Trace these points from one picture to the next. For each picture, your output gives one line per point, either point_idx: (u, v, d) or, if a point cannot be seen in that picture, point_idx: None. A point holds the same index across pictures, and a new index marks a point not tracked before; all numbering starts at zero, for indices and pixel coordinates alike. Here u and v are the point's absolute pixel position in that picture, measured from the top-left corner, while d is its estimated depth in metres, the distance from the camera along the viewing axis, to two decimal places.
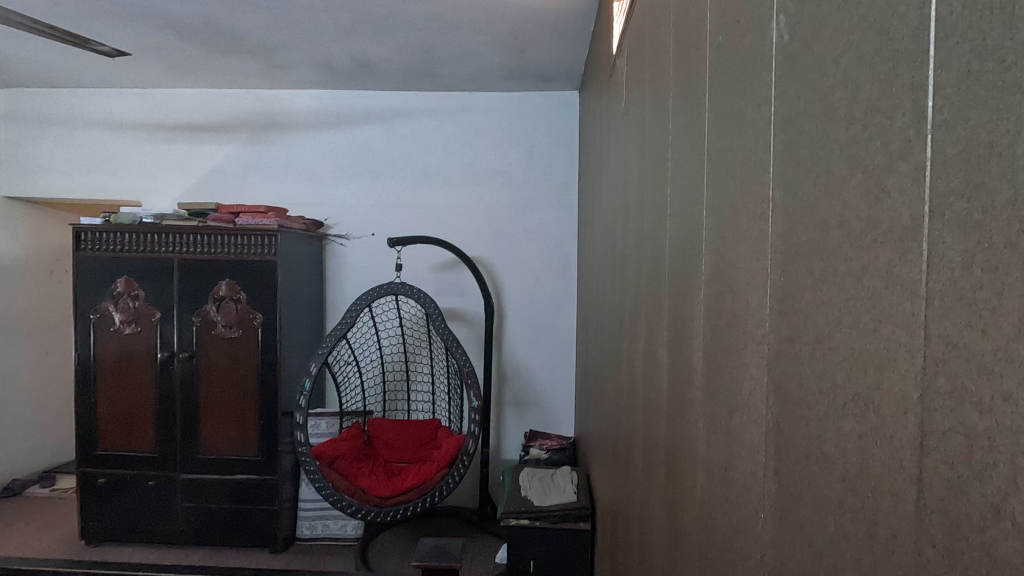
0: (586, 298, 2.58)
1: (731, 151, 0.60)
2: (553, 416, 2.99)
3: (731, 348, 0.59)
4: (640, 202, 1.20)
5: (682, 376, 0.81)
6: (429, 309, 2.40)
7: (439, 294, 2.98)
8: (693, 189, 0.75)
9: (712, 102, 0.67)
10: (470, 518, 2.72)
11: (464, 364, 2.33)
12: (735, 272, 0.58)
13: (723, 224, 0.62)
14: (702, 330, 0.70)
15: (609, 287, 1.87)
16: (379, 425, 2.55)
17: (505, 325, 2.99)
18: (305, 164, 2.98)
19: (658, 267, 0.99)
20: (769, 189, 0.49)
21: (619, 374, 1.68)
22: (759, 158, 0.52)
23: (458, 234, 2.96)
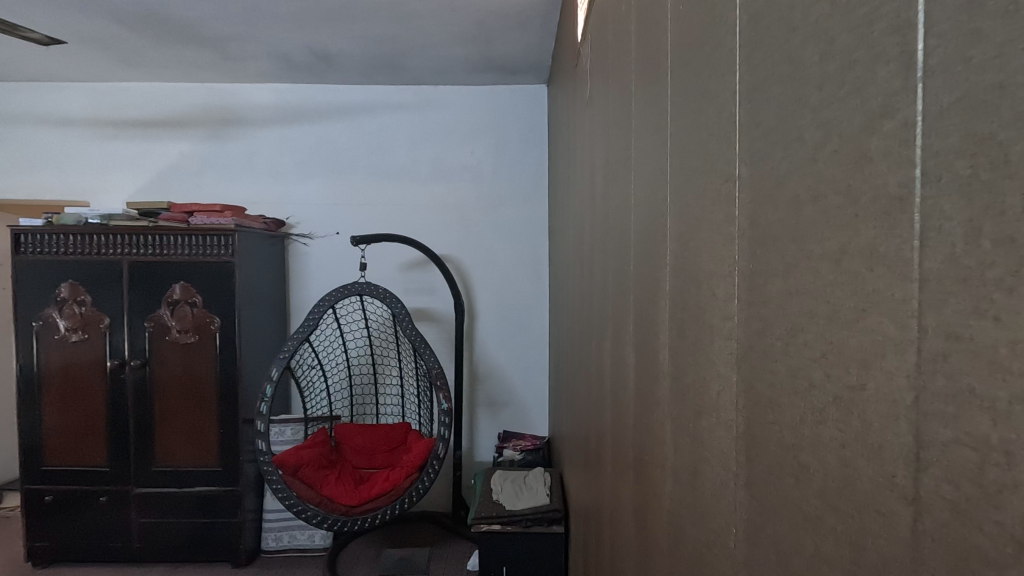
0: (557, 295, 2.53)
1: (694, 129, 0.55)
2: (527, 415, 2.93)
3: (697, 344, 0.54)
4: (605, 193, 1.15)
5: (649, 375, 0.76)
6: (397, 309, 2.32)
7: (408, 294, 2.90)
8: (656, 175, 0.70)
9: (673, 80, 0.62)
10: (443, 523, 2.65)
11: (434, 365, 2.26)
12: (700, 260, 0.53)
13: (687, 210, 0.57)
14: (667, 325, 0.65)
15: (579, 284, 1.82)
16: (346, 431, 2.48)
17: (477, 324, 2.92)
18: (265, 161, 2.86)
19: (624, 261, 0.94)
20: (734, 167, 0.44)
21: (590, 372, 1.63)
22: (723, 133, 0.47)
23: (426, 232, 2.88)
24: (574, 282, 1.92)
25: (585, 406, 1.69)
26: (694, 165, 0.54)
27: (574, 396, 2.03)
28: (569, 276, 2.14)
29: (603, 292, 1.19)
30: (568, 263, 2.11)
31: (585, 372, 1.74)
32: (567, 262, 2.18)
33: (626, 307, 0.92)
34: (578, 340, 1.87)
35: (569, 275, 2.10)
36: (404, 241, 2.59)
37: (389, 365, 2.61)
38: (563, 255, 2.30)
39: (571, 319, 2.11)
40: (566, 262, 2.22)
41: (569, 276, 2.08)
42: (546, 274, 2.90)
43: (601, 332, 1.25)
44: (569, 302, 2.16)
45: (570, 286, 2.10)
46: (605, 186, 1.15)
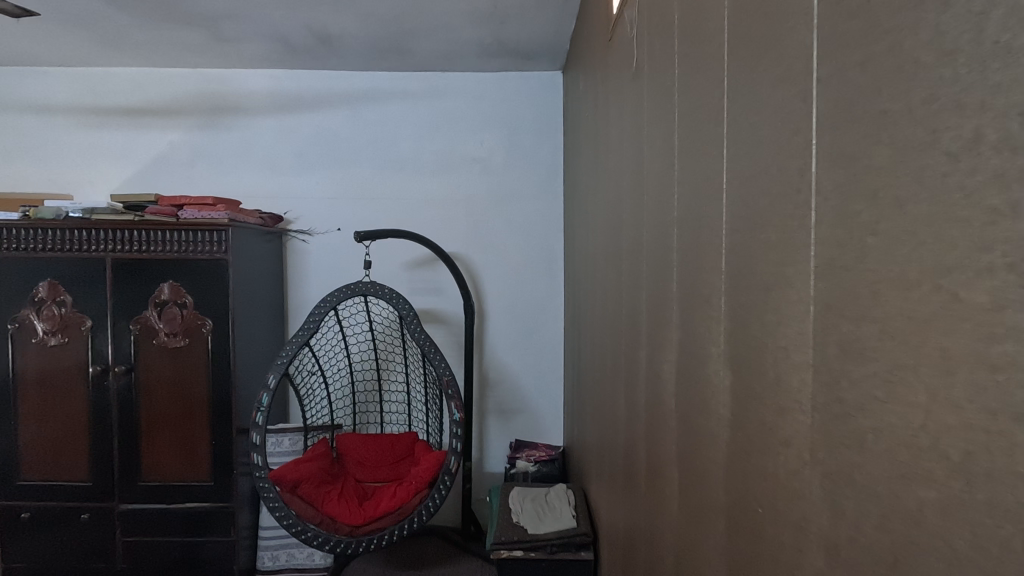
0: (575, 295, 2.36)
1: (875, 66, 0.39)
2: (540, 423, 2.77)
3: (886, 370, 0.38)
4: (659, 177, 0.99)
5: (749, 401, 0.60)
6: (405, 312, 2.14)
7: (414, 294, 2.73)
8: (774, 143, 0.54)
9: (814, 13, 0.47)
10: (453, 540, 2.48)
11: (445, 371, 2.08)
12: (894, 252, 0.37)
13: (855, 181, 0.41)
14: (802, 339, 0.49)
15: (606, 285, 1.66)
16: (349, 442, 2.32)
17: (486, 326, 2.75)
18: (260, 151, 2.68)
19: (695, 257, 0.78)
20: (1012, 101, 0.28)
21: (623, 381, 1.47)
22: (964, 58, 0.31)
23: (433, 228, 2.71)
24: (599, 282, 1.76)
25: (616, 419, 1.53)
26: (875, 118, 0.39)
27: (597, 406, 1.87)
28: (590, 277, 1.99)
29: (650, 294, 1.04)
30: (591, 263, 1.95)
31: (614, 382, 1.58)
32: (588, 262, 2.01)
33: (699, 312, 0.76)
34: (603, 345, 1.71)
35: (591, 276, 1.94)
36: (411, 238, 2.42)
37: (394, 371, 2.43)
38: (583, 254, 2.14)
39: (594, 323, 1.95)
40: (587, 261, 2.06)
41: (592, 277, 1.92)
42: (561, 273, 2.72)
43: (645, 339, 1.09)
44: (591, 303, 2.00)
45: (592, 287, 1.94)
46: (658, 169, 0.99)
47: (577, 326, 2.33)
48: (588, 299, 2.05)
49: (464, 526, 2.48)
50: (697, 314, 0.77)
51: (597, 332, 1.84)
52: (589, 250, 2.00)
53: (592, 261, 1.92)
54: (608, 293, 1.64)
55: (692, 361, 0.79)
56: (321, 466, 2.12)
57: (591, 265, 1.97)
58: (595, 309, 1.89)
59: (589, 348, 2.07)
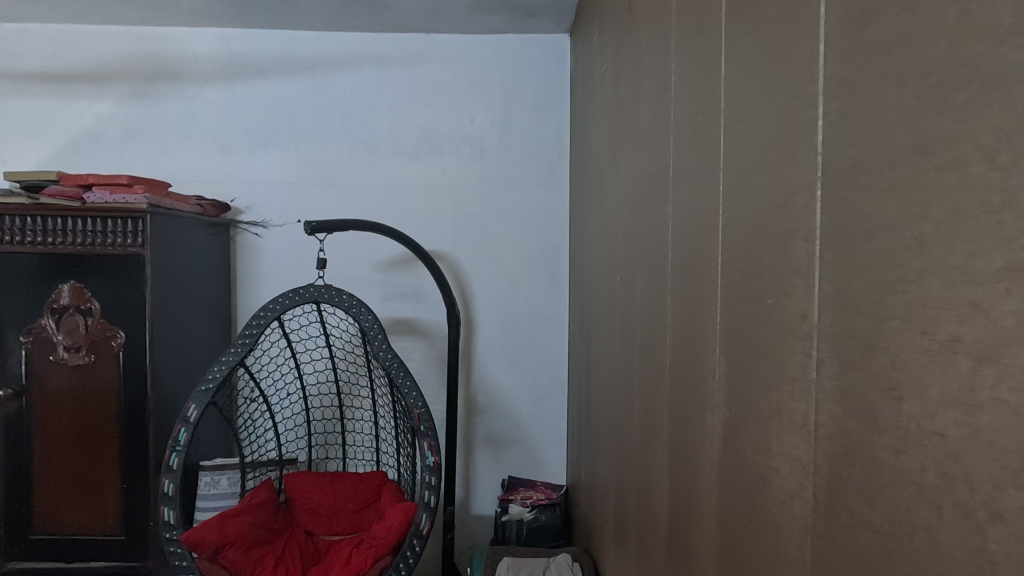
0: (582, 304, 1.91)
1: None
2: (539, 458, 2.31)
3: None
4: (750, 111, 0.55)
5: None
6: (365, 324, 1.70)
7: (389, 301, 2.28)
8: None
9: None
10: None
11: (417, 401, 1.63)
12: None
13: None
14: None
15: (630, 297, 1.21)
16: (300, 486, 1.88)
17: (475, 340, 2.29)
18: (206, 126, 2.23)
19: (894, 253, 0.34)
20: None
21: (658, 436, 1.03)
22: None
23: (412, 221, 2.26)
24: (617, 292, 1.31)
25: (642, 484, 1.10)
26: None
27: (608, 453, 1.43)
28: (601, 284, 1.54)
29: (732, 319, 0.58)
30: (603, 266, 1.50)
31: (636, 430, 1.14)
32: (599, 266, 1.57)
33: (934, 382, 0.31)
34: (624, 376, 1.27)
35: (604, 280, 1.49)
36: (383, 232, 1.97)
37: (359, 395, 1.98)
38: (592, 255, 1.69)
39: (604, 344, 1.51)
40: (597, 266, 1.62)
41: (605, 285, 1.47)
42: (566, 277, 2.27)
43: (714, 396, 0.63)
44: (602, 317, 1.55)
45: (603, 298, 1.50)
46: (752, 98, 0.54)
47: (583, 344, 1.89)
48: (598, 312, 1.59)
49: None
50: (913, 386, 0.32)
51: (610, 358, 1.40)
52: (600, 250, 1.55)
53: (606, 265, 1.47)
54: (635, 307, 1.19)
55: (893, 492, 0.34)
56: (260, 521, 1.67)
57: (603, 267, 1.52)
58: (608, 328, 1.45)
59: (597, 375, 1.63)
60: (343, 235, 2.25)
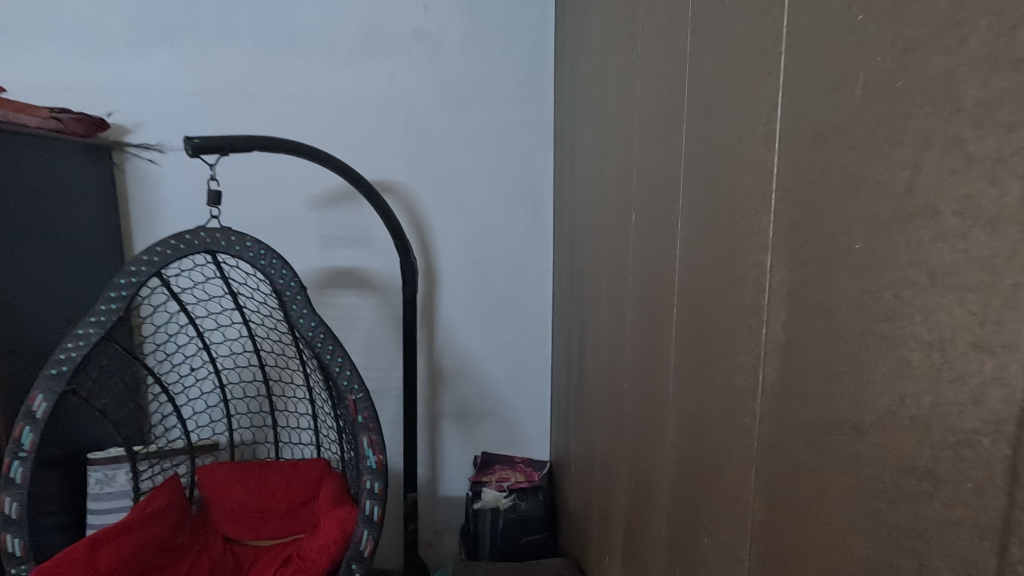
0: (569, 250, 1.49)
1: None
2: (517, 431, 1.96)
3: None
4: None
5: None
6: (279, 282, 1.26)
7: (328, 246, 1.83)
8: None
9: None
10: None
11: (351, 383, 1.23)
12: None
13: None
14: None
15: (657, 246, 0.80)
16: (219, 483, 1.52)
17: (437, 294, 1.87)
18: (68, 13, 1.65)
19: None
20: None
21: (701, 468, 0.67)
22: None
23: (351, 143, 1.77)
24: (632, 238, 0.89)
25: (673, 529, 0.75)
26: None
27: (605, 456, 1.08)
28: (600, 226, 1.12)
29: None
30: (604, 199, 1.08)
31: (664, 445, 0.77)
32: (598, 201, 1.14)
33: None
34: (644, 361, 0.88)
35: (604, 220, 1.08)
36: (309, 157, 1.49)
37: (288, 368, 1.57)
38: (587, 186, 1.26)
39: (601, 309, 1.12)
40: (593, 201, 1.19)
41: (608, 228, 1.05)
42: (548, 214, 1.84)
43: None
44: (599, 273, 1.14)
45: (602, 245, 1.09)
46: None
47: (571, 303, 1.49)
48: (594, 264, 1.18)
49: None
50: None
51: (613, 332, 1.01)
52: (600, 177, 1.12)
53: (608, 200, 1.05)
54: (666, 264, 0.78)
55: None
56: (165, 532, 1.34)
57: (603, 200, 1.09)
58: (609, 290, 1.05)
59: (589, 348, 1.25)
60: (257, 155, 1.76)
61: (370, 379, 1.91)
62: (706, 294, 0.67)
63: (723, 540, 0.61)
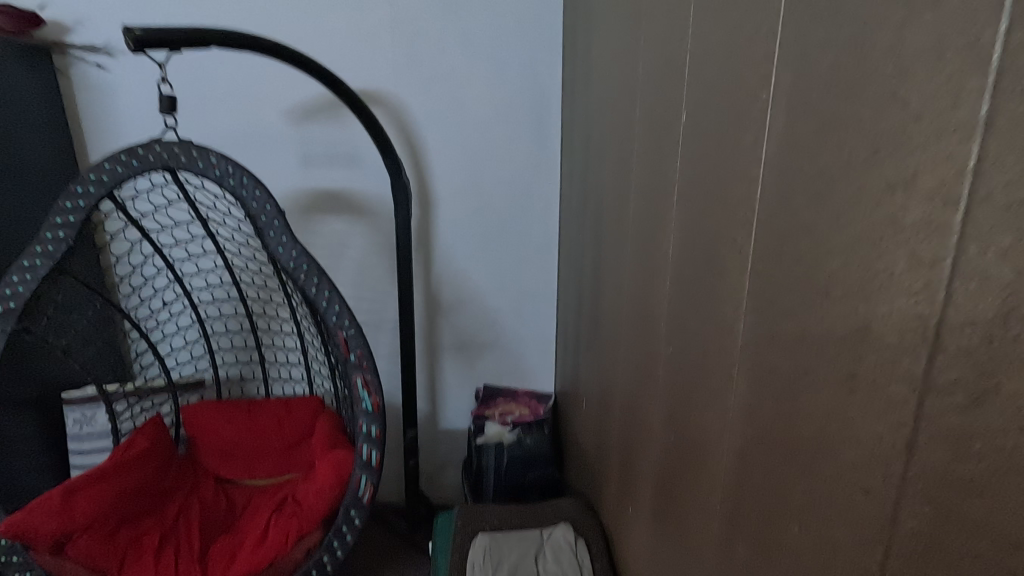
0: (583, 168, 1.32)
1: None
2: (521, 364, 1.86)
3: None
4: None
5: None
6: (250, 204, 1.09)
7: (310, 165, 1.64)
8: None
9: None
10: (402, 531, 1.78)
11: (341, 319, 1.09)
12: None
13: None
14: None
15: (713, 155, 0.64)
16: (205, 423, 1.42)
17: (434, 218, 1.71)
18: None
19: None
20: None
21: (766, 428, 0.55)
22: None
23: (330, 44, 1.53)
24: (676, 148, 0.73)
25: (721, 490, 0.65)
26: None
27: (626, 399, 0.98)
28: (625, 138, 0.95)
29: None
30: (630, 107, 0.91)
31: (712, 396, 0.65)
32: (621, 107, 0.97)
33: None
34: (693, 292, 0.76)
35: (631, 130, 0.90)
36: (281, 57, 1.27)
37: (272, 301, 1.44)
38: (607, 90, 1.07)
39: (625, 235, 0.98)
40: (616, 108, 1.02)
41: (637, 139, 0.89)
42: (555, 128, 1.65)
43: None
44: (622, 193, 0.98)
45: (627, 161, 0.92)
46: None
47: (582, 229, 1.35)
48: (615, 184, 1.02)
49: (411, 514, 1.75)
50: None
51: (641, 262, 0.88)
52: (625, 77, 0.94)
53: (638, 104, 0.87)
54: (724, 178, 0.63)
55: None
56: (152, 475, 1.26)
57: (634, 104, 0.91)
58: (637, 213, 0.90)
59: (606, 279, 1.11)
60: (218, 55, 1.53)
61: (363, 311, 1.79)
62: (783, 214, 0.52)
63: (794, 511, 0.50)
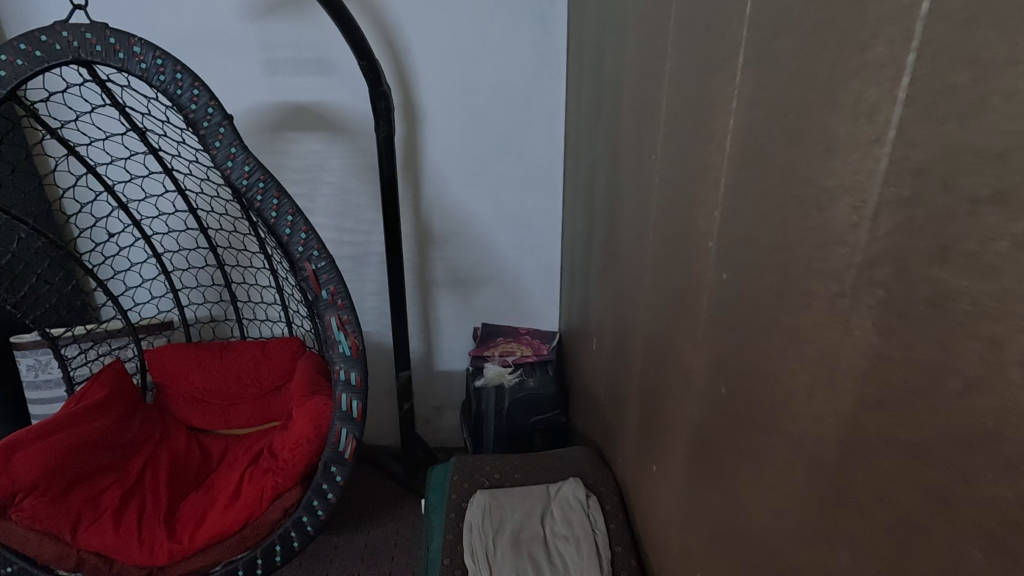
0: (596, 66, 1.10)
1: None
2: (522, 300, 1.70)
3: None
4: None
5: None
6: (189, 109, 0.88)
7: (276, 73, 1.41)
8: None
9: None
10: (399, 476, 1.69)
11: (308, 250, 0.92)
12: None
13: None
14: None
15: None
16: (171, 367, 1.27)
17: (422, 136, 1.50)
18: None
19: None
20: None
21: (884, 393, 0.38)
22: None
23: None
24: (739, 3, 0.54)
25: (787, 460, 0.50)
26: None
27: (649, 341, 0.82)
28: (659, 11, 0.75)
29: None
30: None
31: (784, 338, 0.49)
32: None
33: None
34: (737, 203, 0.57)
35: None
36: None
37: (238, 232, 1.26)
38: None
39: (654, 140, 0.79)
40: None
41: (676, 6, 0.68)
42: (561, 25, 1.41)
43: None
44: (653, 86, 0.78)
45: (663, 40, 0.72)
46: None
47: (594, 143, 1.15)
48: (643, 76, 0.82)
49: (407, 458, 1.65)
50: None
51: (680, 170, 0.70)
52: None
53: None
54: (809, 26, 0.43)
55: None
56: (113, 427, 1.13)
57: None
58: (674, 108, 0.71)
59: (626, 198, 0.93)
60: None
61: (347, 244, 1.61)
62: (922, 55, 0.33)
63: (922, 499, 0.35)
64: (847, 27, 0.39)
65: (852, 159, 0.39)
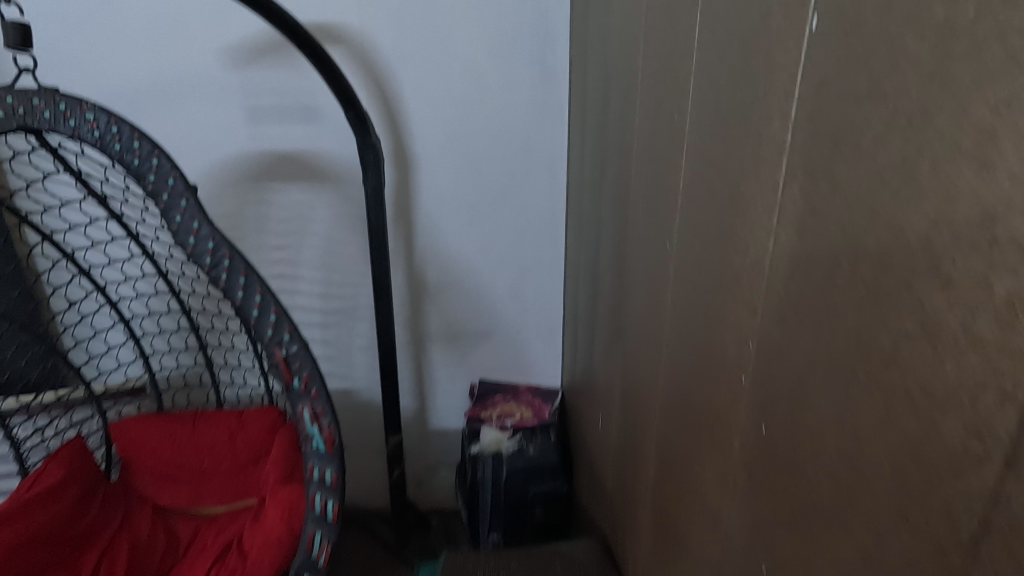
0: (600, 128, 1.02)
1: None
2: (522, 357, 1.60)
3: None
4: None
5: None
6: (147, 178, 0.79)
7: (260, 124, 1.33)
8: None
9: None
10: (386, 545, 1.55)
11: (278, 332, 0.82)
12: None
13: None
14: None
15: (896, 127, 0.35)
16: (137, 442, 1.17)
17: (415, 189, 1.41)
18: None
19: None
20: None
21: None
22: None
23: None
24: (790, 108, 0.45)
25: None
26: None
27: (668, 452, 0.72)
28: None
29: None
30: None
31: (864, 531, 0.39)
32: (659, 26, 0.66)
33: None
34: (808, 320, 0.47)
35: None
36: None
37: (213, 295, 1.16)
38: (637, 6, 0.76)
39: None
40: (658, 32, 0.71)
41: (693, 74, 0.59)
42: (563, 73, 1.33)
43: None
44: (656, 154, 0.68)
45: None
46: None
47: (598, 203, 1.06)
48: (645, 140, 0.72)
49: (398, 522, 1.51)
50: None
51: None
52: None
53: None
54: (910, 139, 0.35)
55: None
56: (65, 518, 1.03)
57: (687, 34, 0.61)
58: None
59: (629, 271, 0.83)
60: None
61: (335, 296, 1.51)
62: None
63: None
64: (972, 154, 0.31)
65: (987, 325, 0.30)
